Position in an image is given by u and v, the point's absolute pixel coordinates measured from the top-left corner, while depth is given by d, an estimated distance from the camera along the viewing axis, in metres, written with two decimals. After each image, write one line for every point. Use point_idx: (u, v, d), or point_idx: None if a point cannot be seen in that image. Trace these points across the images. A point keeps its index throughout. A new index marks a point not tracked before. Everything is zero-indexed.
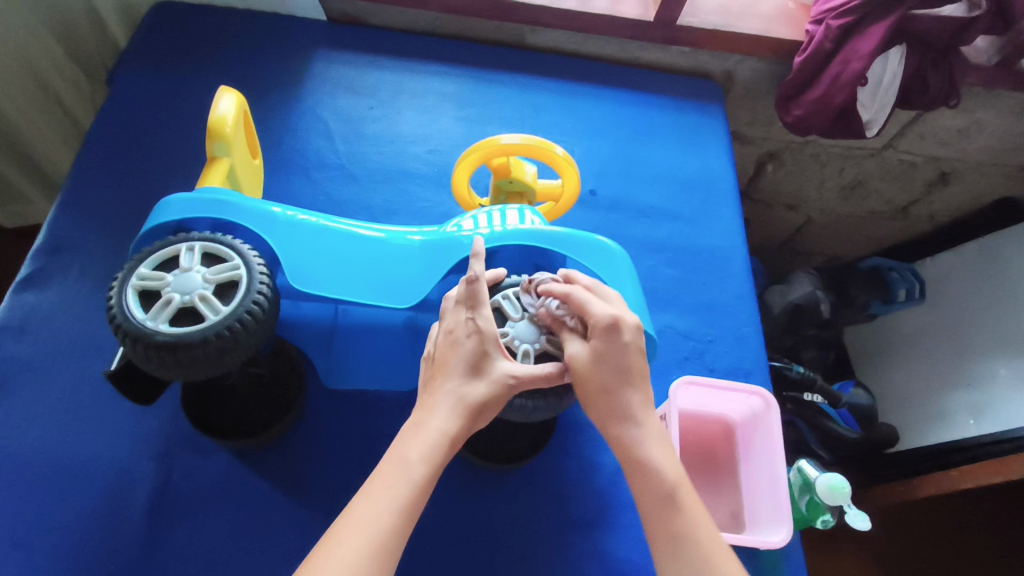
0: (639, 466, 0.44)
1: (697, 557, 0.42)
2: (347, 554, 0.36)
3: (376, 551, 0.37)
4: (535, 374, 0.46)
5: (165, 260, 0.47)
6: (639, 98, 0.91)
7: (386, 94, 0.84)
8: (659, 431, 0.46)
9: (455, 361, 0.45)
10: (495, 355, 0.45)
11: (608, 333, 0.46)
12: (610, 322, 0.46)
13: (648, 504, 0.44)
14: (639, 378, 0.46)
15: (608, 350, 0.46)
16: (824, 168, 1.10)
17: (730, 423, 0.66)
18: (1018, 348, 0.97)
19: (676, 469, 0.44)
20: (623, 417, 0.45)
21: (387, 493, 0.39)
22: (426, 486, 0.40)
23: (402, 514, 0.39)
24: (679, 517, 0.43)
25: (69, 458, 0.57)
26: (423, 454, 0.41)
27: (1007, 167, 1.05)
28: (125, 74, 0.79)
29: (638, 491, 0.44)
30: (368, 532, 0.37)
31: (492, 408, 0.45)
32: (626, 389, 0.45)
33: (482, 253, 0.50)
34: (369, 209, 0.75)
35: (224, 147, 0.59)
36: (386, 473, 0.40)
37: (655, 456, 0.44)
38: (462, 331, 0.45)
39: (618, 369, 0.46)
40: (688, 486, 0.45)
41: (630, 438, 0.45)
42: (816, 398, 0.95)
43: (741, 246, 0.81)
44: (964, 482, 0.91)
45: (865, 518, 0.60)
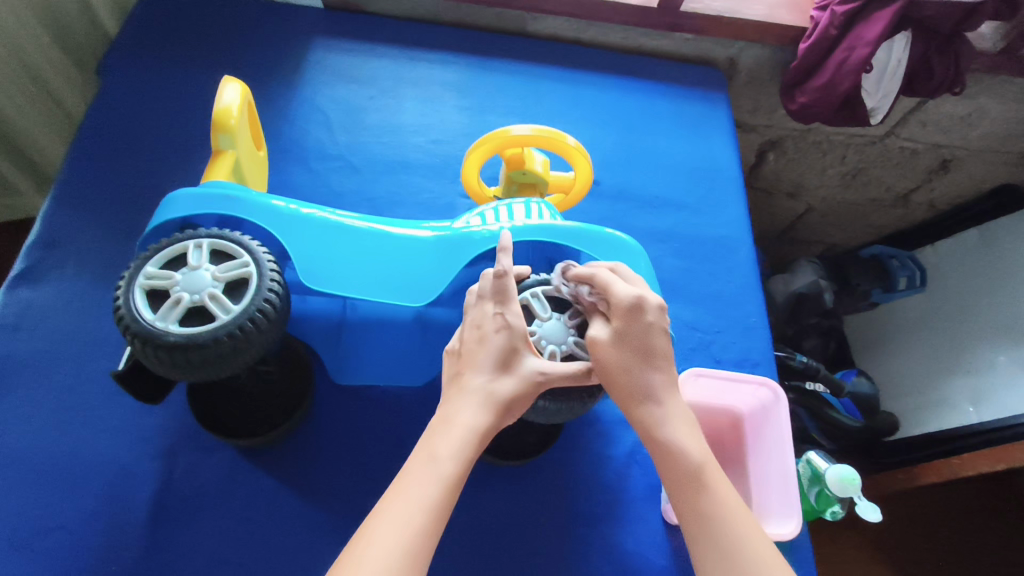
0: (662, 447, 0.43)
1: (726, 532, 0.41)
2: (381, 553, 0.35)
3: (409, 550, 0.36)
4: (566, 371, 0.45)
5: (172, 258, 0.46)
6: (642, 86, 0.90)
7: (386, 83, 0.83)
8: (683, 411, 0.44)
9: (484, 356, 0.44)
10: (524, 351, 0.45)
11: (630, 314, 0.44)
12: (633, 301, 0.45)
13: (677, 486, 0.43)
14: (663, 359, 0.45)
15: (632, 330, 0.44)
16: (826, 156, 1.09)
17: (738, 415, 0.64)
18: (1018, 335, 0.97)
19: (703, 450, 0.43)
20: (646, 398, 0.44)
21: (418, 490, 0.38)
22: (455, 482, 0.39)
23: (434, 511, 0.38)
24: (707, 495, 0.42)
25: (70, 457, 0.56)
26: (453, 451, 0.40)
27: (1009, 154, 1.05)
28: (117, 64, 0.77)
29: (665, 474, 0.43)
30: (399, 534, 0.36)
31: (520, 406, 0.44)
32: (649, 371, 0.44)
33: (509, 246, 0.49)
34: (372, 200, 0.74)
35: (230, 139, 0.58)
36: (413, 472, 0.39)
37: (678, 437, 0.43)
38: (491, 326, 0.45)
39: (641, 351, 0.44)
40: (716, 465, 0.43)
41: (651, 419, 0.43)
42: (818, 386, 0.96)
43: (747, 235, 0.80)
44: (965, 471, 0.93)
45: (875, 509, 0.59)
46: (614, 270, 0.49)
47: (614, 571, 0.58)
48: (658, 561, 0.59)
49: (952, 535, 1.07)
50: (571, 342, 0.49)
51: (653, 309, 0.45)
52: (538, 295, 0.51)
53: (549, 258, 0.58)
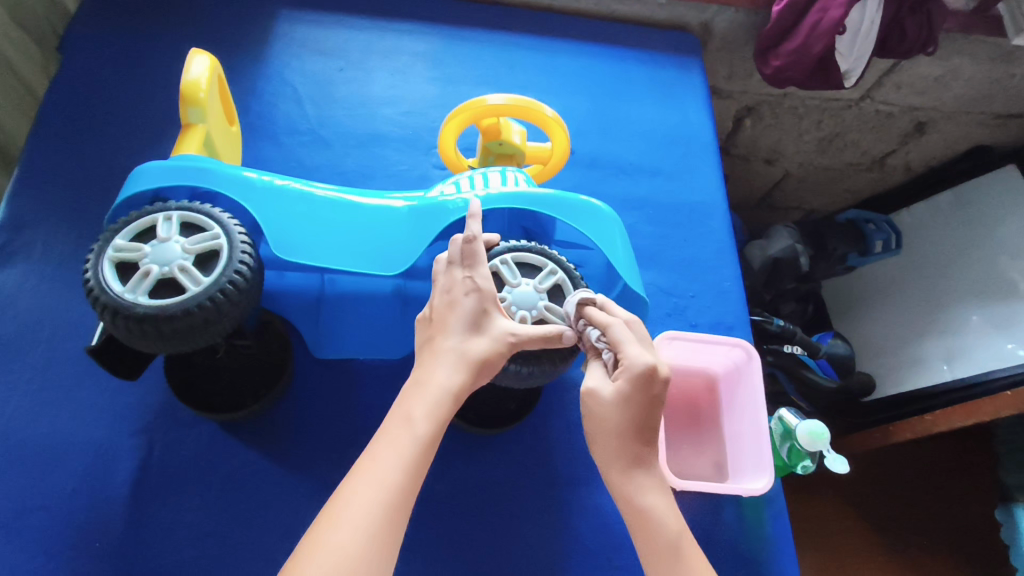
0: (641, 516, 0.45)
1: None
2: (358, 514, 0.36)
3: (386, 508, 0.37)
4: (539, 334, 0.46)
5: (142, 231, 0.45)
6: (615, 53, 0.89)
7: (355, 54, 0.81)
8: (663, 482, 0.46)
9: (455, 319, 0.44)
10: (494, 313, 0.45)
11: (639, 381, 0.44)
12: (643, 371, 0.44)
13: (653, 553, 0.44)
14: (654, 425, 0.45)
15: (636, 396, 0.44)
16: (801, 120, 1.09)
17: (712, 376, 0.68)
18: (989, 294, 1.01)
19: (679, 521, 0.45)
20: (630, 467, 0.45)
21: (394, 451, 0.39)
22: (431, 441, 0.40)
23: (409, 470, 0.39)
24: (684, 565, 0.44)
25: (46, 438, 0.56)
26: (428, 411, 0.41)
27: (981, 115, 1.06)
28: (77, 40, 0.75)
29: (642, 545, 0.45)
30: (377, 493, 0.37)
31: (493, 367, 0.44)
32: (638, 442, 0.45)
33: (479, 213, 0.49)
34: (343, 173, 0.73)
35: (199, 112, 0.57)
36: (390, 433, 0.40)
37: (656, 507, 0.45)
38: (461, 290, 0.45)
39: (637, 420, 0.45)
40: (690, 535, 0.46)
41: (633, 488, 0.45)
42: (796, 349, 0.96)
43: (722, 201, 0.81)
44: (938, 426, 0.93)
45: (843, 462, 0.62)
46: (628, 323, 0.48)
47: (593, 530, 0.60)
48: None
49: (923, 489, 1.11)
50: (541, 306, 0.49)
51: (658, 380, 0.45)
52: (507, 262, 0.50)
53: (525, 227, 0.57)
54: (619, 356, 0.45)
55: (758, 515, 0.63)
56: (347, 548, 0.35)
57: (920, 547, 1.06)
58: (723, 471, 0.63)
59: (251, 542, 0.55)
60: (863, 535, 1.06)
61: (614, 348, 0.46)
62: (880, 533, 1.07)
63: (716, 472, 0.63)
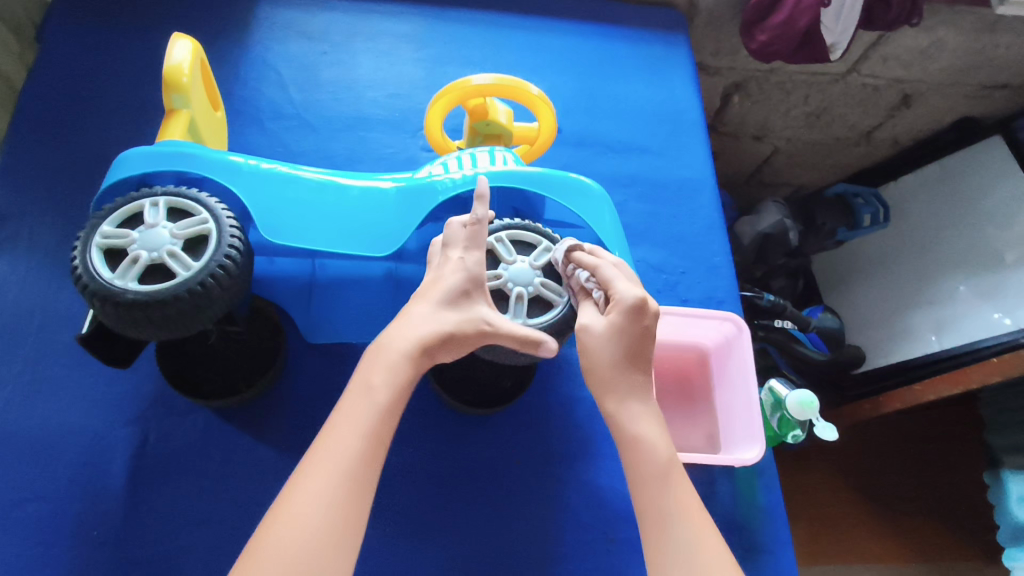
0: (632, 443, 0.44)
1: (687, 534, 0.41)
2: (317, 487, 0.37)
3: (344, 480, 0.37)
4: (514, 334, 0.45)
5: (129, 217, 0.45)
6: (601, 31, 0.89)
7: (339, 37, 0.80)
8: (654, 410, 0.45)
9: (439, 291, 0.45)
10: (477, 297, 0.46)
11: (630, 313, 0.45)
12: (634, 303, 0.45)
13: (642, 481, 0.43)
14: (643, 358, 0.46)
15: (627, 326, 0.45)
16: (789, 96, 1.09)
17: (703, 351, 0.68)
18: (976, 264, 1.02)
19: (669, 450, 0.44)
20: (623, 394, 0.45)
21: (351, 423, 0.39)
22: (391, 410, 0.40)
23: (370, 439, 0.39)
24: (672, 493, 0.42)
25: (40, 429, 0.56)
26: (388, 379, 0.41)
27: (967, 87, 1.06)
28: (57, 29, 0.74)
29: (632, 468, 0.43)
30: (338, 463, 0.38)
31: (460, 346, 0.44)
32: (632, 372, 0.45)
33: (486, 195, 0.47)
34: (331, 157, 0.73)
35: (182, 98, 0.56)
36: (352, 401, 0.40)
37: (646, 432, 0.44)
38: (451, 266, 0.46)
39: (629, 348, 0.45)
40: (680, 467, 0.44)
41: (626, 414, 0.44)
42: (787, 323, 0.97)
43: (710, 177, 0.81)
44: (926, 395, 0.95)
45: (832, 429, 0.63)
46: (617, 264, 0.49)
47: (588, 504, 0.61)
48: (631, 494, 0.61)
49: (913, 458, 1.13)
50: (537, 282, 0.50)
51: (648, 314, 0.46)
52: (502, 240, 0.51)
53: (515, 207, 0.58)
54: (609, 291, 0.46)
55: (750, 485, 0.64)
56: (306, 522, 0.36)
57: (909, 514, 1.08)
58: (716, 442, 0.64)
59: (249, 526, 0.55)
60: (854, 504, 1.08)
61: (603, 287, 0.47)
62: (871, 501, 1.09)
63: (709, 443, 0.64)
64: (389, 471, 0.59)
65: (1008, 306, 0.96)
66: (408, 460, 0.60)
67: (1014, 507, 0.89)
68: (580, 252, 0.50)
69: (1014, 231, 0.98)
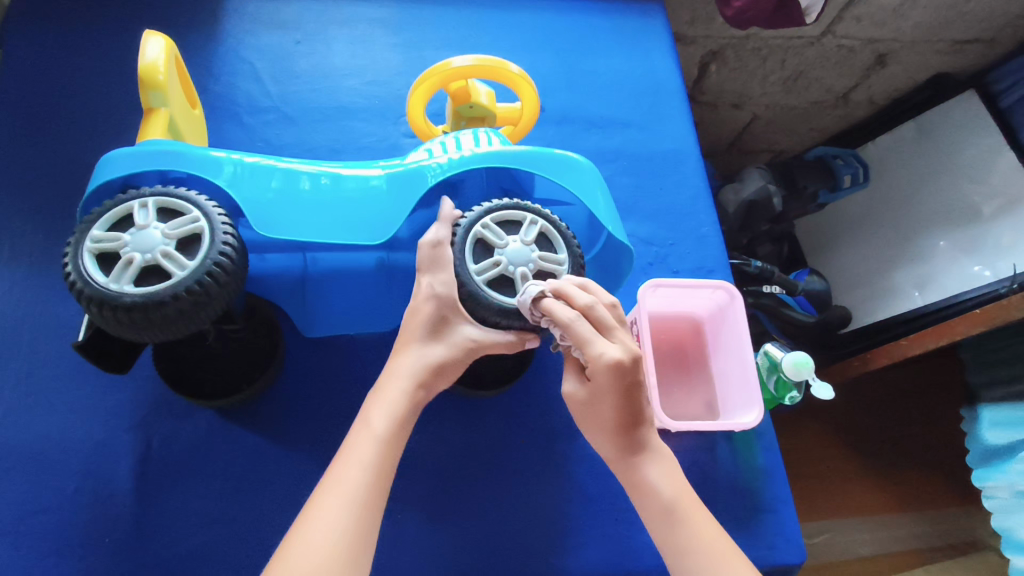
0: (643, 486, 0.49)
1: (704, 564, 0.46)
2: (328, 513, 0.40)
3: (356, 505, 0.41)
4: (498, 341, 0.49)
5: (118, 220, 0.44)
6: (576, 5, 0.88)
7: (311, 26, 0.79)
8: (664, 455, 0.50)
9: (417, 324, 0.48)
10: (455, 318, 0.48)
11: (613, 374, 0.46)
12: (609, 367, 0.45)
13: (656, 520, 0.48)
14: (637, 405, 0.48)
15: (610, 385, 0.46)
16: (765, 62, 1.09)
17: (697, 320, 0.69)
18: (955, 219, 1.04)
19: (675, 486, 0.49)
20: (628, 445, 0.50)
21: (356, 454, 0.43)
22: (392, 439, 0.45)
23: (374, 468, 0.43)
24: (682, 529, 0.47)
25: (40, 442, 0.56)
26: (386, 415, 0.45)
27: (940, 43, 1.07)
28: (20, 32, 0.72)
29: (645, 510, 0.49)
30: (345, 491, 0.41)
31: (452, 369, 0.49)
32: (632, 427, 0.49)
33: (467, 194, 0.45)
34: (313, 150, 0.72)
35: (160, 96, 0.55)
36: (355, 437, 0.44)
37: (653, 476, 0.49)
38: (421, 296, 0.48)
39: (617, 407, 0.48)
40: (691, 497, 0.49)
41: (630, 463, 0.50)
42: (775, 288, 0.98)
43: (694, 147, 0.81)
44: (913, 349, 0.96)
45: (828, 387, 0.65)
46: (587, 310, 0.46)
47: (595, 478, 0.61)
48: None
49: (902, 412, 1.16)
50: (536, 258, 0.49)
51: (632, 368, 0.46)
52: (488, 225, 0.49)
53: (504, 187, 0.58)
54: (587, 350, 0.46)
55: (751, 448, 0.65)
56: (321, 544, 0.39)
57: (902, 467, 1.11)
58: (714, 409, 0.65)
59: (259, 524, 0.56)
60: (848, 459, 1.11)
61: (581, 347, 0.46)
62: (864, 456, 1.11)
63: (708, 411, 0.65)
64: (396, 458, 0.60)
65: (987, 259, 0.98)
66: (415, 446, 0.60)
67: (986, 432, 0.93)
68: (545, 303, 0.46)
69: (990, 183, 1.00)
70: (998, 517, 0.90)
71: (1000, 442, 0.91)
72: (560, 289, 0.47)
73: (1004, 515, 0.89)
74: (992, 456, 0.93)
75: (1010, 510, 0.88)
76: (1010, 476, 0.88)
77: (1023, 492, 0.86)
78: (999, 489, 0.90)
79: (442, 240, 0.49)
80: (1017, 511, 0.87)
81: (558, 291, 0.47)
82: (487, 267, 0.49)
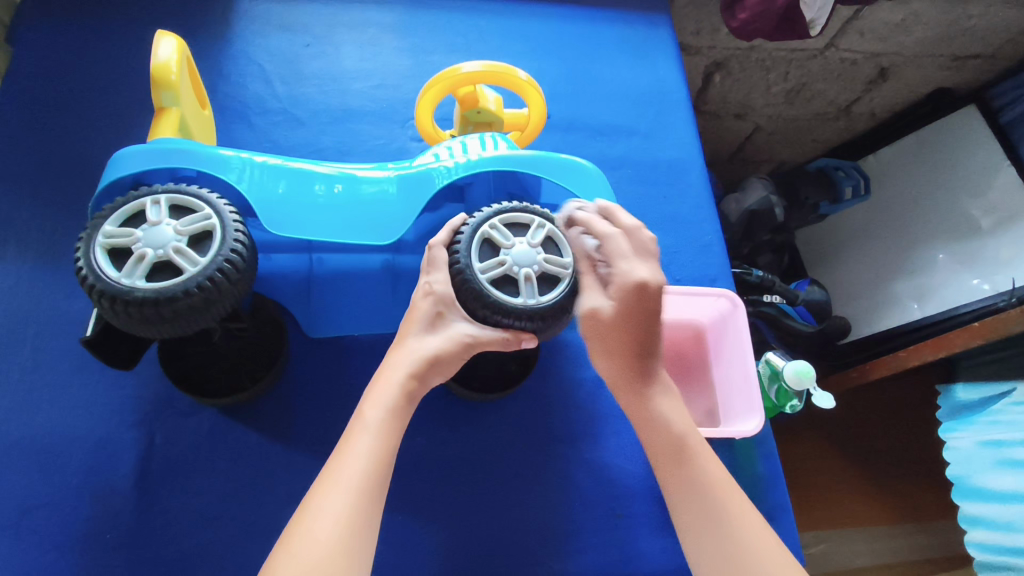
0: (653, 417, 0.51)
1: (711, 494, 0.48)
2: (327, 504, 0.40)
3: (355, 493, 0.40)
4: (496, 336, 0.49)
5: (130, 216, 0.45)
6: (584, 14, 0.89)
7: (321, 28, 0.80)
8: (671, 390, 0.52)
9: (412, 320, 0.48)
10: (451, 315, 0.49)
11: (633, 291, 0.48)
12: (634, 288, 0.48)
13: (661, 453, 0.50)
14: (653, 331, 0.50)
15: (630, 306, 0.48)
16: (769, 73, 1.10)
17: (699, 328, 0.69)
18: (955, 232, 1.04)
19: (685, 421, 0.51)
20: (642, 376, 0.51)
21: (351, 447, 0.43)
22: (387, 430, 0.44)
23: (374, 459, 0.42)
24: (690, 466, 0.49)
25: (43, 436, 0.56)
26: (380, 407, 0.44)
27: (942, 58, 1.08)
28: (33, 28, 0.73)
29: (650, 440, 0.51)
30: (344, 482, 0.41)
31: (449, 364, 0.48)
32: (647, 353, 0.51)
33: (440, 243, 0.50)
34: (320, 151, 0.72)
35: (172, 95, 0.55)
36: (351, 431, 0.44)
37: (663, 409, 0.51)
38: (419, 293, 0.49)
39: (639, 330, 0.49)
40: (697, 434, 0.51)
41: (642, 393, 0.51)
42: (776, 298, 0.98)
43: (698, 156, 0.82)
44: (911, 361, 0.96)
45: (829, 397, 0.66)
46: (632, 229, 0.51)
47: (595, 482, 0.62)
48: (635, 470, 0.63)
49: (900, 423, 1.16)
50: (541, 260, 0.50)
51: (656, 291, 0.48)
52: (496, 226, 0.50)
53: (511, 191, 0.58)
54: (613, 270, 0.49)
55: (750, 456, 0.66)
56: (322, 535, 0.38)
57: (899, 478, 1.11)
58: (715, 417, 0.65)
59: (261, 523, 0.56)
60: (846, 469, 1.11)
61: (608, 260, 0.50)
62: (861, 466, 1.12)
63: (709, 419, 0.65)
64: (400, 460, 0.60)
65: (986, 272, 0.99)
66: (418, 447, 0.61)
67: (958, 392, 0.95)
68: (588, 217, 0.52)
69: (990, 198, 1.01)
70: (953, 465, 0.92)
71: (971, 398, 0.93)
72: (606, 208, 0.52)
73: (962, 463, 0.91)
74: (961, 411, 0.94)
75: (969, 459, 0.90)
76: (978, 427, 0.90)
77: (986, 439, 0.88)
78: (960, 440, 0.92)
79: (439, 241, 0.50)
80: (978, 460, 0.89)
81: (590, 225, 0.51)
82: (492, 266, 0.49)
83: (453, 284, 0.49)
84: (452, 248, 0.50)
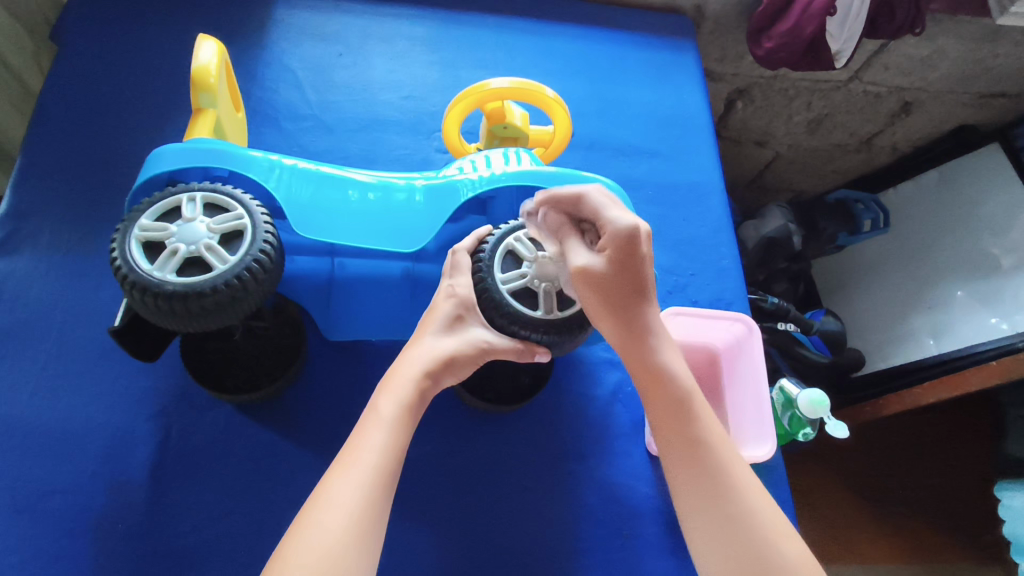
0: (660, 371, 0.47)
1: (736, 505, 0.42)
2: (341, 496, 0.39)
3: (368, 487, 0.40)
4: (509, 345, 0.50)
5: (166, 211, 0.46)
6: (611, 36, 0.90)
7: (353, 39, 0.82)
8: (673, 343, 0.49)
9: (432, 319, 0.49)
10: (471, 320, 0.50)
11: (626, 244, 0.45)
12: (630, 233, 0.45)
13: (662, 413, 0.47)
14: (648, 287, 0.47)
15: (622, 263, 0.46)
16: (792, 102, 1.11)
17: (713, 351, 0.68)
18: (974, 271, 1.04)
19: (693, 379, 0.48)
20: (646, 329, 0.47)
21: (365, 441, 0.42)
22: (399, 425, 0.44)
23: (387, 453, 0.42)
24: (693, 421, 0.46)
25: (61, 424, 0.57)
26: (395, 401, 0.44)
27: (966, 95, 1.08)
28: (75, 29, 0.75)
29: (653, 396, 0.47)
30: (357, 475, 0.40)
31: (463, 366, 0.48)
32: (644, 304, 0.47)
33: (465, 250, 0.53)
34: (347, 158, 0.74)
35: (210, 98, 0.57)
36: (364, 424, 0.44)
37: (669, 362, 0.47)
38: (442, 295, 0.50)
39: (637, 282, 0.46)
40: (701, 393, 0.48)
41: (647, 349, 0.47)
42: (790, 326, 0.97)
43: (718, 180, 0.82)
44: (926, 398, 0.96)
45: (842, 427, 0.65)
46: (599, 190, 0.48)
47: (603, 501, 0.62)
48: (643, 490, 0.63)
49: (913, 460, 1.15)
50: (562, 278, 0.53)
51: (647, 240, 0.46)
52: (521, 238, 0.53)
53: None
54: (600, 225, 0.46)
55: (761, 483, 0.65)
56: (334, 526, 0.38)
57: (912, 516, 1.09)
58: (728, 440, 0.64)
59: (268, 521, 0.56)
60: (857, 503, 1.09)
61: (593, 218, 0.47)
62: (872, 502, 1.10)
63: None
64: (410, 465, 0.60)
65: (1005, 311, 0.98)
66: (428, 453, 0.61)
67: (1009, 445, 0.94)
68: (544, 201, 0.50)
69: (1011, 237, 1.00)
70: (1009, 523, 0.93)
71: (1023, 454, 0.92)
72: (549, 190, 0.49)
73: (1017, 522, 0.92)
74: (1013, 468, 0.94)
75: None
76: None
77: None
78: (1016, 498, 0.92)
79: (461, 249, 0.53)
80: None
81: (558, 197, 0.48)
82: (513, 278, 0.52)
83: (475, 291, 0.51)
84: (475, 256, 0.53)
